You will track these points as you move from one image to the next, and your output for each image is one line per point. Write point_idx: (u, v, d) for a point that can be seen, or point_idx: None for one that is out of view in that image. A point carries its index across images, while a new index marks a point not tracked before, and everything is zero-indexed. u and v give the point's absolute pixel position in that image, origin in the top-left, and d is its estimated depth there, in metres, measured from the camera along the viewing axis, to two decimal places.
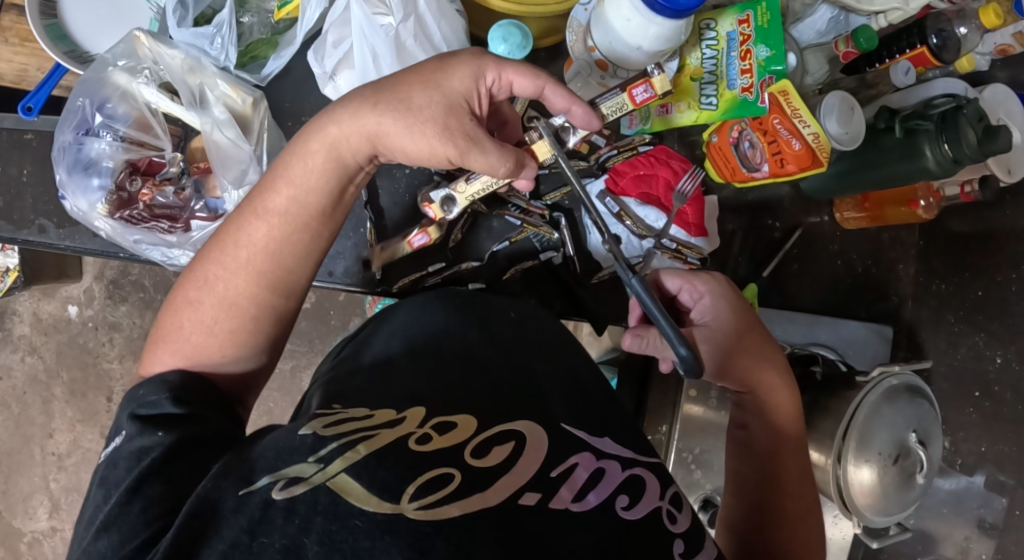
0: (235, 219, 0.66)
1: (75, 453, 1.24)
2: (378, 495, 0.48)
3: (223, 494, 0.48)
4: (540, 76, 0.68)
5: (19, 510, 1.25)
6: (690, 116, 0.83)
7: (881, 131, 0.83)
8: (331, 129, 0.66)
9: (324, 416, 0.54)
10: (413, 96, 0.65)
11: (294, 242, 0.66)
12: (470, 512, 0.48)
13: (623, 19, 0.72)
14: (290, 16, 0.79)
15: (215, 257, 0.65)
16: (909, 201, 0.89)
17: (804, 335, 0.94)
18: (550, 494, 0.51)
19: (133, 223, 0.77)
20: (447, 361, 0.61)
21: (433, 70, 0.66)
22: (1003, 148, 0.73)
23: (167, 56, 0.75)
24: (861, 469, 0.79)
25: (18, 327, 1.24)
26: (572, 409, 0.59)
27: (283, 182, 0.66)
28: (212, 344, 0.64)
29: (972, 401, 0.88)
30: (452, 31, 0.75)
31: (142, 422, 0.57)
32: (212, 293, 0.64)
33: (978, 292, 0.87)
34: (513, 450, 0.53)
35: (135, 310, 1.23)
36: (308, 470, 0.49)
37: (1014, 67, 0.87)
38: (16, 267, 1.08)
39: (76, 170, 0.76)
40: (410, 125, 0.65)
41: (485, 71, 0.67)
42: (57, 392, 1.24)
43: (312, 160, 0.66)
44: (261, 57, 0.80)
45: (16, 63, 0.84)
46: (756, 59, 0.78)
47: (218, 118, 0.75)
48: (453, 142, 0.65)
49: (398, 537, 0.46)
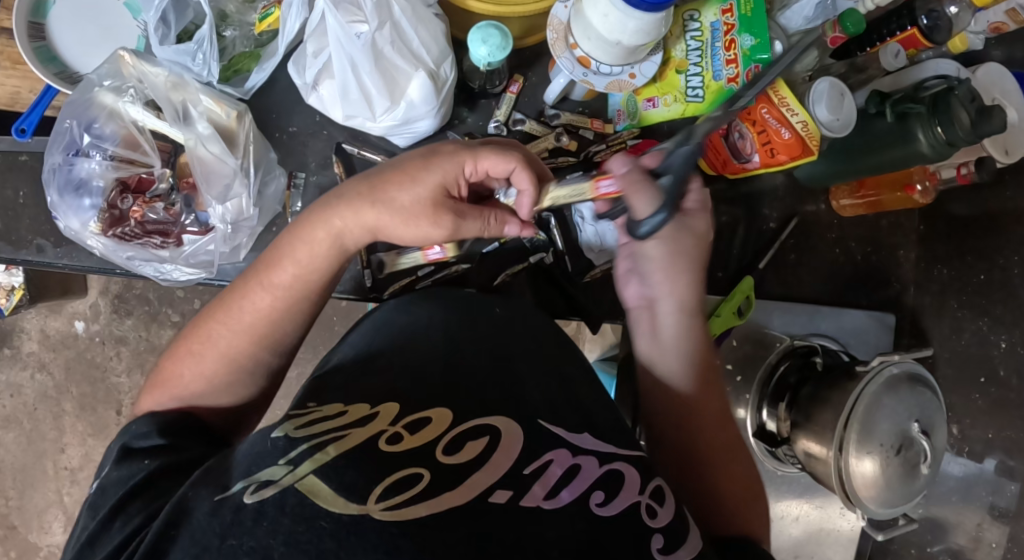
0: (241, 287, 0.68)
1: (87, 466, 1.27)
2: (346, 497, 0.48)
3: (199, 501, 0.49)
4: (510, 158, 0.68)
5: (36, 524, 1.28)
6: (677, 109, 0.82)
7: (873, 115, 0.81)
8: (334, 222, 0.67)
9: (299, 416, 0.56)
10: (403, 191, 0.67)
11: (295, 314, 0.68)
12: (436, 512, 0.48)
13: (601, 15, 0.72)
14: (272, 28, 0.79)
15: (216, 318, 0.67)
16: (905, 185, 0.88)
17: (805, 325, 0.93)
18: (521, 490, 0.51)
19: (126, 240, 0.78)
20: (430, 359, 0.61)
21: (417, 162, 0.68)
22: (996, 129, 0.71)
23: (151, 74, 0.75)
24: (862, 461, 0.77)
25: (26, 344, 1.26)
26: (550, 403, 0.60)
27: (288, 260, 0.67)
28: (212, 393, 0.66)
29: (978, 387, 0.86)
30: (431, 36, 0.75)
31: (127, 454, 0.58)
32: (213, 351, 0.66)
33: (980, 276, 0.85)
34: (487, 445, 0.54)
35: (140, 323, 1.25)
36: (279, 472, 0.49)
37: (1009, 44, 0.85)
38: (21, 285, 1.11)
39: (67, 190, 0.77)
40: (405, 221, 0.67)
41: (464, 165, 0.68)
42: (68, 407, 1.26)
43: (316, 247, 0.67)
44: (244, 70, 0.81)
45: (9, 85, 0.85)
46: (741, 48, 0.77)
47: (202, 134, 0.76)
48: (443, 226, 0.68)
49: (364, 537, 0.46)
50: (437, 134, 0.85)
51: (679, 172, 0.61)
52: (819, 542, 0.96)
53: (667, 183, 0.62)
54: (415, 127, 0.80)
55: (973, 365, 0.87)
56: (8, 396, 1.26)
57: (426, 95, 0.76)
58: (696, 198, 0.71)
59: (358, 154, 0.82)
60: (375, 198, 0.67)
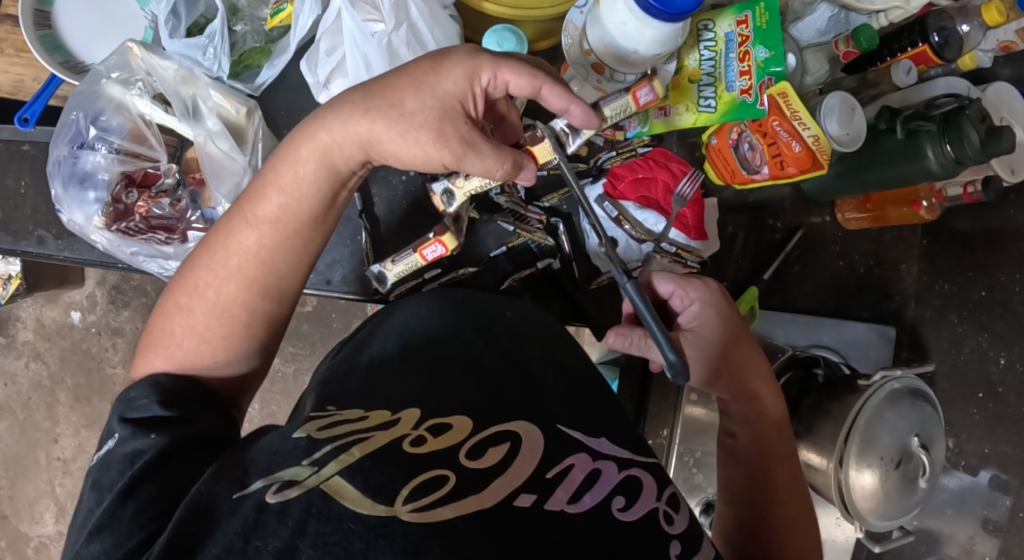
0: (226, 226, 0.65)
1: (80, 457, 1.25)
2: (373, 498, 0.48)
3: (217, 497, 0.49)
4: (537, 75, 0.65)
5: (27, 514, 1.27)
6: (689, 119, 0.82)
7: (882, 131, 0.81)
8: (321, 136, 0.65)
9: (318, 418, 0.55)
10: (405, 100, 0.64)
11: (284, 250, 0.65)
12: (464, 514, 0.48)
13: (618, 22, 0.71)
14: (283, 23, 0.78)
15: (206, 264, 0.65)
16: (911, 202, 0.87)
17: (807, 335, 0.93)
18: (545, 495, 0.51)
19: (130, 235, 0.76)
20: (446, 361, 0.61)
21: (426, 71, 0.64)
22: (1006, 149, 0.72)
23: (160, 67, 0.74)
24: (863, 473, 0.78)
25: (21, 333, 1.25)
26: (568, 408, 0.59)
27: (273, 189, 0.65)
28: (206, 350, 0.63)
29: (976, 402, 0.87)
30: (446, 37, 0.74)
31: (134, 426, 0.57)
32: (201, 301, 0.64)
33: (981, 293, 0.86)
34: (509, 451, 0.53)
35: (137, 314, 1.24)
36: (304, 473, 0.49)
37: (1017, 63, 0.86)
38: (18, 274, 1.09)
39: (72, 183, 0.75)
40: (410, 138, 0.63)
41: (479, 72, 0.64)
42: (62, 398, 1.25)
43: (303, 167, 0.65)
44: (254, 65, 0.79)
45: (13, 73, 0.83)
46: (755, 60, 0.77)
47: (212, 130, 0.75)
48: (448, 147, 0.64)
49: (393, 539, 0.46)
50: None
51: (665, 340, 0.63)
52: None
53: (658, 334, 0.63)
54: None
55: (972, 380, 0.87)
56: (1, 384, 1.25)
57: None
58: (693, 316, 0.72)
59: None
60: (371, 109, 0.64)
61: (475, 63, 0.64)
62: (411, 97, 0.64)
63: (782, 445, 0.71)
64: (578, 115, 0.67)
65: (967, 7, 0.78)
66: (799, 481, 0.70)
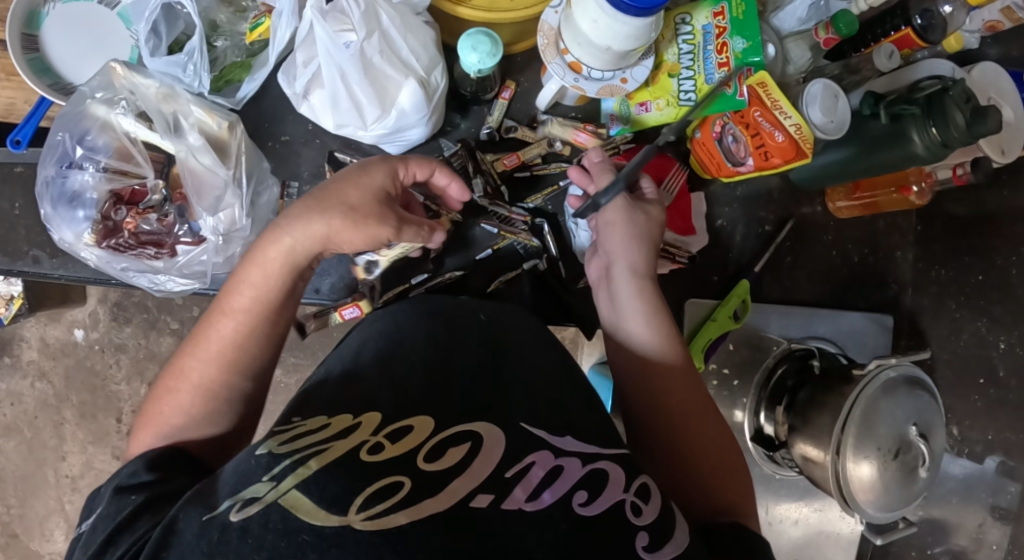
0: (206, 318, 0.68)
1: (88, 474, 1.28)
2: (327, 509, 0.50)
3: (187, 520, 0.51)
4: (430, 161, 0.74)
5: (39, 531, 1.29)
6: (670, 113, 0.82)
7: (867, 117, 0.79)
8: (285, 239, 0.67)
9: (281, 432, 0.57)
10: (349, 195, 0.68)
11: (252, 342, 0.67)
12: (417, 519, 0.50)
13: (591, 20, 0.71)
14: (262, 37, 0.79)
15: (190, 350, 0.67)
16: (901, 186, 0.86)
17: (802, 328, 0.92)
18: (504, 494, 0.53)
19: (120, 251, 0.77)
20: (415, 374, 0.62)
21: (357, 172, 0.69)
22: (992, 130, 0.70)
23: (142, 85, 0.75)
24: (861, 465, 0.76)
25: (26, 352, 1.27)
26: (533, 406, 0.61)
27: (245, 283, 0.67)
28: (194, 429, 0.64)
29: (977, 388, 0.84)
30: (420, 43, 0.76)
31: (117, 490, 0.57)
32: (188, 385, 0.65)
33: (979, 277, 0.83)
34: (469, 450, 0.56)
35: (138, 330, 1.26)
36: (263, 489, 0.51)
37: (1005, 42, 0.84)
38: (20, 294, 1.13)
39: (61, 202, 0.77)
40: (360, 220, 0.67)
41: (400, 168, 0.72)
42: (68, 415, 1.27)
43: (271, 267, 0.67)
44: (236, 80, 0.80)
45: (4, 96, 0.86)
46: (733, 51, 0.77)
47: (193, 145, 0.75)
48: (388, 221, 0.68)
49: (345, 548, 0.48)
50: (431, 143, 0.86)
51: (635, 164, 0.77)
52: (818, 544, 0.96)
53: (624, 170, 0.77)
54: (409, 135, 0.80)
55: (973, 364, 0.84)
56: (8, 404, 1.27)
57: (417, 103, 0.77)
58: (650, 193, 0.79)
59: (352, 162, 0.81)
60: (324, 205, 0.67)
61: (393, 167, 0.71)
62: (352, 190, 0.68)
63: (671, 386, 0.71)
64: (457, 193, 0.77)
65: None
66: (706, 415, 0.71)
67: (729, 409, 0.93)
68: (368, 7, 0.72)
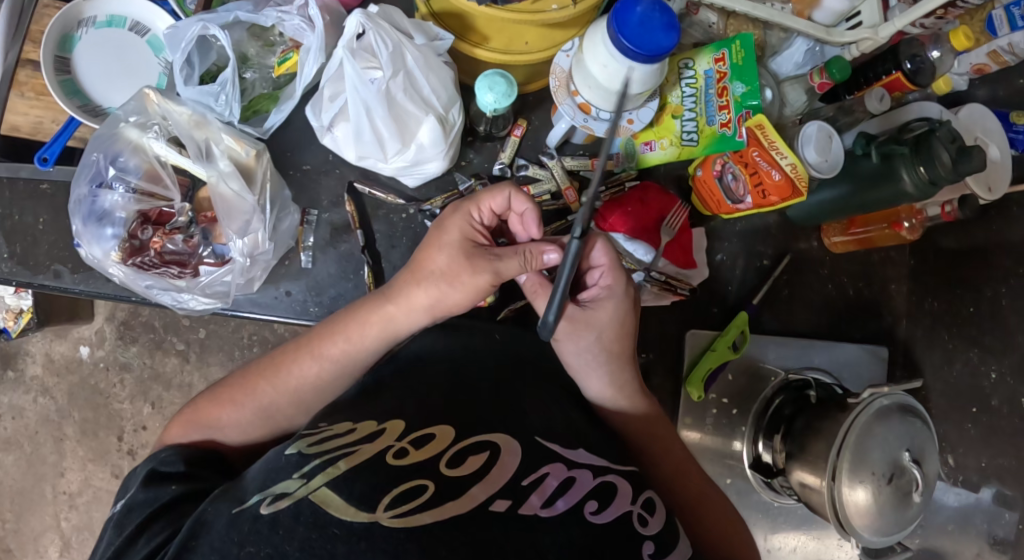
0: (292, 354, 0.73)
1: (87, 492, 1.27)
2: (356, 506, 0.53)
3: (218, 515, 0.55)
4: (503, 187, 0.71)
5: (33, 550, 1.29)
6: (672, 152, 0.87)
7: (859, 157, 0.85)
8: (389, 307, 0.72)
9: (311, 434, 0.61)
10: (435, 262, 0.71)
11: (330, 391, 0.73)
12: (440, 519, 0.53)
13: (600, 65, 0.77)
14: (290, 71, 0.83)
15: (264, 375, 0.73)
16: (893, 222, 0.90)
17: (799, 358, 0.96)
18: (520, 500, 0.56)
19: (144, 269, 0.80)
20: (437, 392, 0.65)
21: (436, 232, 0.72)
22: (977, 167, 0.74)
23: (175, 112, 0.79)
24: (856, 490, 0.79)
25: (30, 367, 1.27)
26: (547, 422, 0.64)
27: (341, 336, 0.72)
28: (242, 433, 0.72)
29: (970, 416, 0.87)
30: (440, 82, 0.80)
31: (158, 478, 0.65)
32: (252, 403, 0.72)
33: (970, 308, 0.86)
34: (488, 459, 0.59)
35: (143, 349, 1.27)
36: (293, 486, 0.55)
37: (993, 83, 0.90)
38: (29, 308, 1.15)
39: (90, 220, 0.79)
40: (449, 280, 0.71)
41: (470, 213, 0.72)
42: (69, 432, 1.27)
43: (370, 329, 0.72)
44: (263, 110, 0.84)
45: (32, 115, 0.85)
46: (732, 95, 0.82)
47: (223, 170, 0.79)
48: (483, 272, 0.70)
49: (373, 543, 0.51)
50: (446, 176, 0.89)
51: (565, 283, 0.65)
52: None
53: (556, 292, 0.66)
54: (425, 169, 0.84)
55: (966, 394, 0.87)
56: (9, 419, 1.27)
57: (435, 138, 0.81)
58: (602, 279, 0.72)
59: (369, 193, 0.85)
60: (420, 277, 0.72)
61: (469, 212, 0.72)
62: (437, 253, 0.71)
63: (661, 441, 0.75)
64: (533, 230, 0.73)
65: (938, 33, 0.80)
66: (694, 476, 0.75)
67: (728, 438, 0.96)
68: (395, 48, 0.77)
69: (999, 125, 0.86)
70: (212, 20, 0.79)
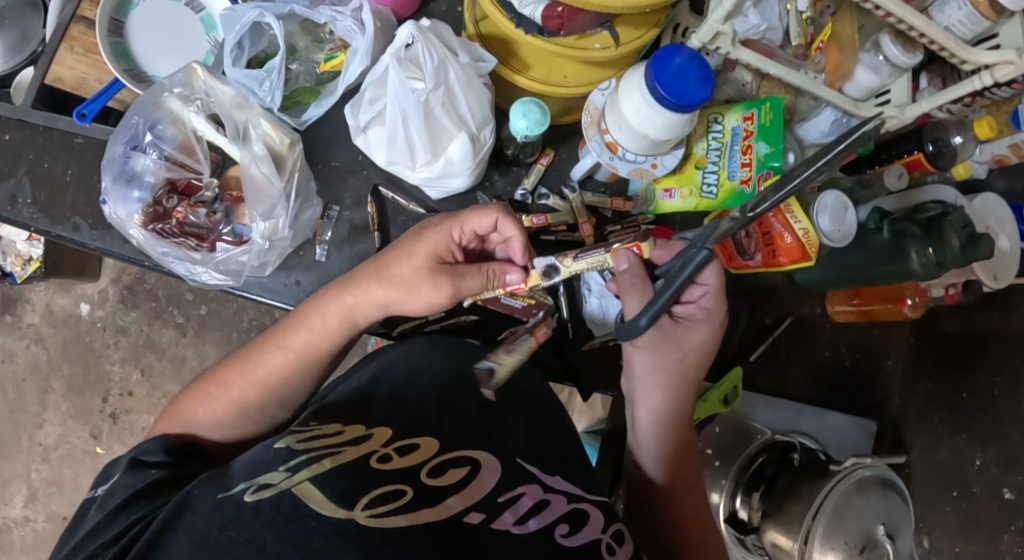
0: (261, 345, 0.74)
1: (61, 446, 1.31)
2: (335, 503, 0.53)
3: (202, 498, 0.55)
4: (492, 211, 0.73)
5: (1, 493, 1.32)
6: (691, 202, 0.88)
7: (871, 230, 0.87)
8: (347, 297, 0.74)
9: (300, 432, 0.61)
10: (399, 269, 0.73)
11: (295, 382, 0.74)
12: (415, 523, 0.53)
13: (633, 108, 0.79)
14: (334, 69, 0.86)
15: (237, 366, 0.74)
16: (897, 298, 0.91)
17: (788, 421, 0.97)
18: (494, 515, 0.56)
19: (163, 237, 0.81)
20: (425, 403, 0.65)
21: (410, 241, 0.74)
22: (985, 254, 0.78)
23: (219, 90, 0.80)
24: (826, 556, 0.79)
25: (28, 315, 1.32)
26: (531, 445, 0.65)
27: (303, 327, 0.74)
28: (218, 427, 0.72)
29: (950, 500, 0.89)
30: (478, 102, 0.82)
31: (139, 465, 0.65)
32: (226, 397, 0.73)
33: (963, 393, 0.89)
34: (468, 472, 0.59)
35: (143, 318, 1.30)
36: (278, 478, 0.55)
37: (1012, 176, 0.93)
38: (38, 258, 1.16)
39: (120, 179, 0.81)
40: (411, 283, 0.73)
41: (451, 230, 0.74)
42: (55, 385, 1.31)
43: (329, 320, 0.74)
44: (303, 102, 0.87)
45: (78, 70, 0.87)
46: (756, 154, 0.84)
47: (257, 154, 0.80)
48: (442, 287, 0.73)
49: (349, 540, 0.51)
50: (468, 193, 0.91)
51: (675, 289, 0.66)
52: None
53: (661, 295, 0.67)
54: (450, 182, 0.86)
55: (948, 478, 0.90)
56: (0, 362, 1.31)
57: (464, 155, 0.83)
58: (703, 297, 0.73)
59: (392, 198, 0.87)
60: (381, 279, 0.73)
61: (451, 226, 0.74)
62: (404, 264, 0.73)
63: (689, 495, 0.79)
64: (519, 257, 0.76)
65: (963, 120, 0.83)
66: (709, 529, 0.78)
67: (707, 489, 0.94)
68: (440, 62, 0.78)
69: (1012, 217, 0.87)
70: (269, 9, 0.81)
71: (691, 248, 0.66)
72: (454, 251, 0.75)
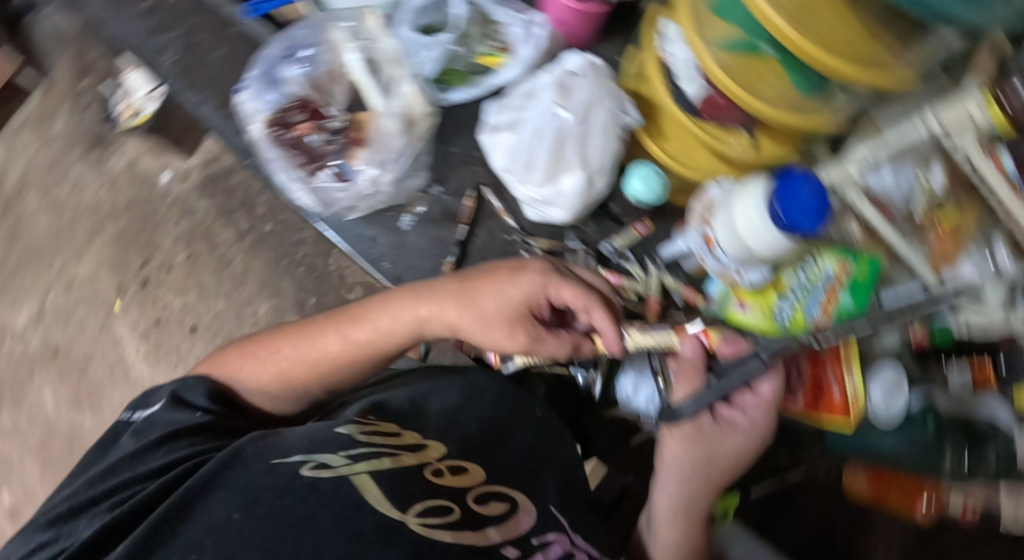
0: (322, 327, 0.80)
1: (89, 283, 1.40)
2: (393, 503, 0.59)
3: (258, 458, 0.60)
4: (591, 297, 0.75)
5: (15, 295, 1.44)
6: (756, 324, 0.85)
7: (914, 421, 0.84)
8: (420, 309, 0.78)
9: (361, 423, 0.69)
10: (486, 301, 0.76)
11: (346, 370, 0.79)
12: (459, 540, 0.59)
13: (744, 218, 0.79)
14: (489, 65, 0.91)
15: (291, 337, 0.79)
16: (911, 498, 0.93)
17: None
18: (527, 552, 0.61)
19: (276, 141, 0.88)
20: (476, 448, 0.72)
21: (509, 269, 0.77)
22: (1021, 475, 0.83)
23: (383, 39, 0.88)
24: None
25: (113, 163, 1.40)
26: (562, 499, 0.72)
27: (373, 321, 0.78)
28: (260, 394, 0.77)
29: None
30: (610, 149, 0.84)
31: (177, 402, 0.71)
32: (273, 366, 0.78)
33: None
34: (507, 508, 0.65)
35: (208, 202, 1.34)
36: (338, 461, 0.61)
37: None
38: (146, 115, 1.34)
39: (264, 78, 0.90)
40: (484, 315, 0.76)
41: (545, 288, 0.75)
42: (108, 229, 1.39)
43: (399, 320, 0.78)
44: (448, 82, 0.90)
45: None
46: (838, 305, 0.80)
47: (394, 108, 0.85)
48: (518, 338, 0.75)
49: (400, 541, 0.55)
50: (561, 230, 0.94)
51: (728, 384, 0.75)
52: None
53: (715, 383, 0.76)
54: (549, 212, 0.85)
55: None
56: (73, 190, 1.42)
57: (575, 192, 0.82)
58: (756, 400, 0.78)
59: (493, 203, 0.89)
60: (462, 296, 0.77)
61: (545, 287, 0.76)
62: (490, 293, 0.76)
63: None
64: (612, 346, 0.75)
65: None
66: None
67: None
68: (588, 103, 0.83)
69: None
70: None
71: (750, 350, 0.74)
72: (539, 310, 0.76)
